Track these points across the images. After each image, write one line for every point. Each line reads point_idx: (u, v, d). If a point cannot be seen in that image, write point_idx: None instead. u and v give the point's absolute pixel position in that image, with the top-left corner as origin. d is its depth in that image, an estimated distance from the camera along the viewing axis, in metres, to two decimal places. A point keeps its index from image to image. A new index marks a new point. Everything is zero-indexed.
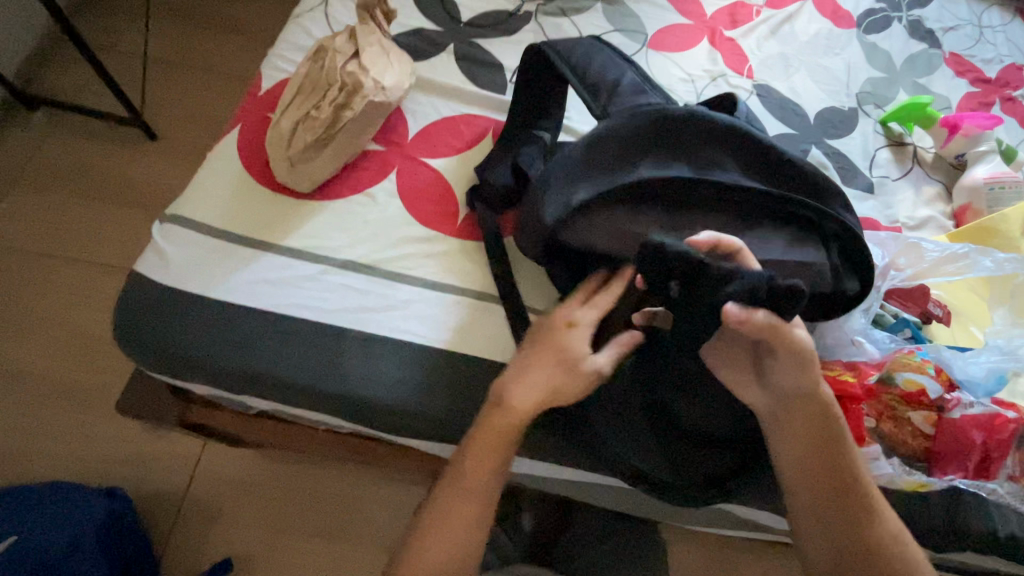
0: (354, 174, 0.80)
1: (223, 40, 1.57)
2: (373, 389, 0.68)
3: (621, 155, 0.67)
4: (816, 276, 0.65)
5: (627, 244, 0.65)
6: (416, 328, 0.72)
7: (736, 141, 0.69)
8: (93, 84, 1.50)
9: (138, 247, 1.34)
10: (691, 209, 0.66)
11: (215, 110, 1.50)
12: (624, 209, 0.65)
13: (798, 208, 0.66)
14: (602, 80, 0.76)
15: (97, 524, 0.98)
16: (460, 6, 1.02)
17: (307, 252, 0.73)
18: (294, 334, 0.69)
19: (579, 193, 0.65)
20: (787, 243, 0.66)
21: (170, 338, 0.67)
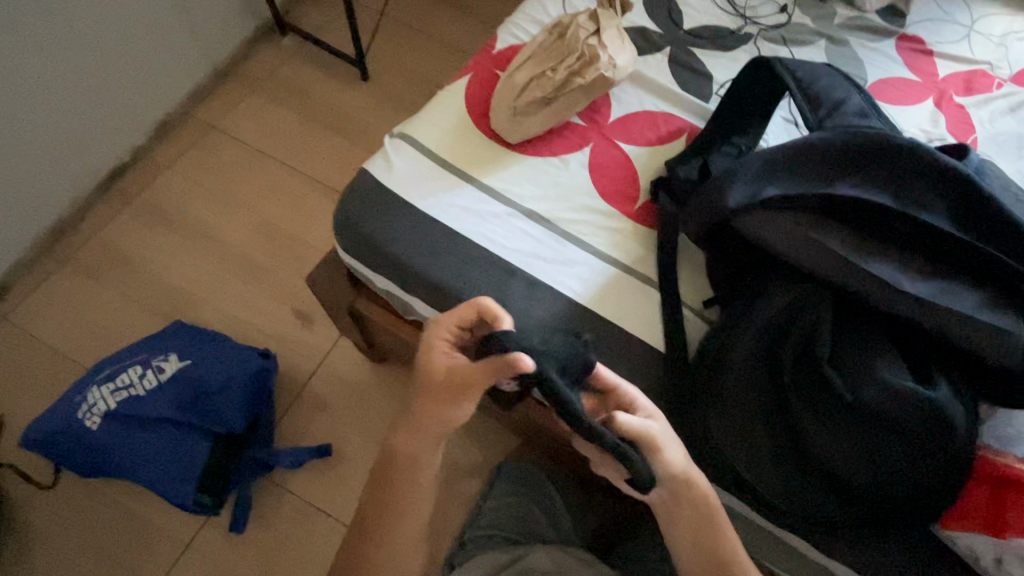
0: (554, 137, 0.87)
1: (447, 12, 1.77)
2: (525, 326, 0.74)
3: (822, 166, 0.67)
4: (1012, 349, 0.59)
5: (803, 254, 0.64)
6: (575, 287, 0.77)
7: (955, 188, 0.65)
8: (335, 24, 1.75)
9: (331, 165, 1.55)
10: (879, 240, 0.64)
11: (424, 68, 1.68)
12: (809, 219, 0.65)
13: (1006, 269, 0.61)
14: (826, 95, 0.79)
15: (246, 376, 1.13)
16: (684, 15, 1.06)
17: (500, 193, 0.81)
18: (472, 258, 0.77)
19: (769, 190, 0.66)
20: (981, 302, 0.61)
21: (378, 231, 0.78)
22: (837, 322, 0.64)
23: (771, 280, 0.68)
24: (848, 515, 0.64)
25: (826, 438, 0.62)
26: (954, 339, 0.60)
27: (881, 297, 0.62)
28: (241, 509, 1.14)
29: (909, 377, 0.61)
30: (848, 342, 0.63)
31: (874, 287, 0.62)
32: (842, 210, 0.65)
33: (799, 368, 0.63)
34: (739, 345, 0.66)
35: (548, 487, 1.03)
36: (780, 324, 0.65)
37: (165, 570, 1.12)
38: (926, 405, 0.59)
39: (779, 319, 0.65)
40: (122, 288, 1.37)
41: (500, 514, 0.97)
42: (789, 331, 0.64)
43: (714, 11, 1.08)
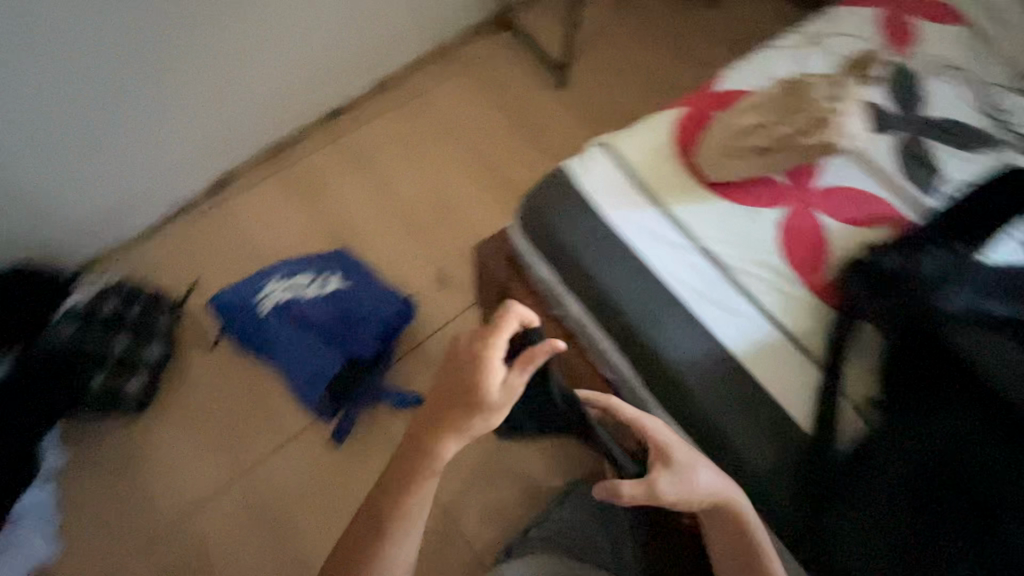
0: (752, 187, 0.86)
1: (656, 50, 1.84)
2: (674, 358, 0.75)
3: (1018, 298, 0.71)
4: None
5: (979, 379, 0.67)
6: (734, 338, 0.76)
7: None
8: (551, 34, 1.89)
9: (510, 157, 1.67)
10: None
11: (619, 96, 1.77)
12: (995, 348, 0.67)
13: None
14: None
15: (388, 314, 1.28)
16: (928, 104, 0.98)
17: (684, 226, 0.83)
18: (641, 278, 0.79)
19: (960, 306, 0.69)
20: None
21: (561, 226, 0.83)
22: (1001, 456, 0.64)
23: (942, 392, 0.69)
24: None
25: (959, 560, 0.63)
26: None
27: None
28: (344, 426, 1.27)
29: None
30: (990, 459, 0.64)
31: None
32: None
33: (948, 485, 0.65)
34: (893, 441, 0.68)
35: (612, 516, 1.03)
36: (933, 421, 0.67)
37: (269, 451, 1.28)
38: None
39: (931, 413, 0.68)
40: (309, 207, 1.59)
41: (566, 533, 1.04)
42: (949, 445, 0.66)
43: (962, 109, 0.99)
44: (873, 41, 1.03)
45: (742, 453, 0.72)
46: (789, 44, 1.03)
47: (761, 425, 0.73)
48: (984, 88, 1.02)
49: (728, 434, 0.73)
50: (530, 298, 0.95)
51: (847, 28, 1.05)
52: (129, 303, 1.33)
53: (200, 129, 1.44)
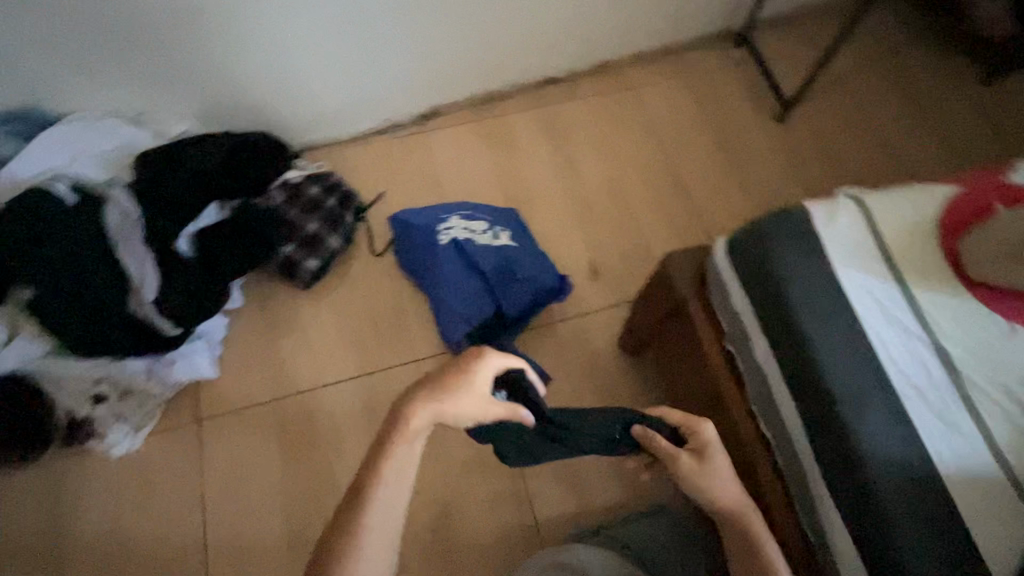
0: (1015, 302, 0.75)
1: (893, 116, 1.69)
2: (865, 444, 0.69)
3: None
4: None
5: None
6: (940, 451, 0.69)
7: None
8: (784, 67, 1.78)
9: (700, 177, 1.62)
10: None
11: (836, 151, 1.65)
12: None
13: None
14: None
15: (542, 285, 1.34)
16: None
17: (922, 313, 0.75)
18: (855, 350, 0.74)
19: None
20: None
21: (782, 266, 0.78)
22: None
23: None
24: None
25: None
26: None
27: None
28: None
29: None
30: None
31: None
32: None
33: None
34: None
35: (692, 551, 1.00)
36: None
37: (394, 364, 1.40)
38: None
39: None
40: (494, 157, 1.65)
41: (648, 542, 1.02)
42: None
43: None
44: None
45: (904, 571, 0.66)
46: None
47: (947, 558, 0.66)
48: None
49: (908, 554, 0.66)
50: (704, 325, 0.92)
51: None
52: (328, 193, 1.50)
53: (436, 61, 1.54)
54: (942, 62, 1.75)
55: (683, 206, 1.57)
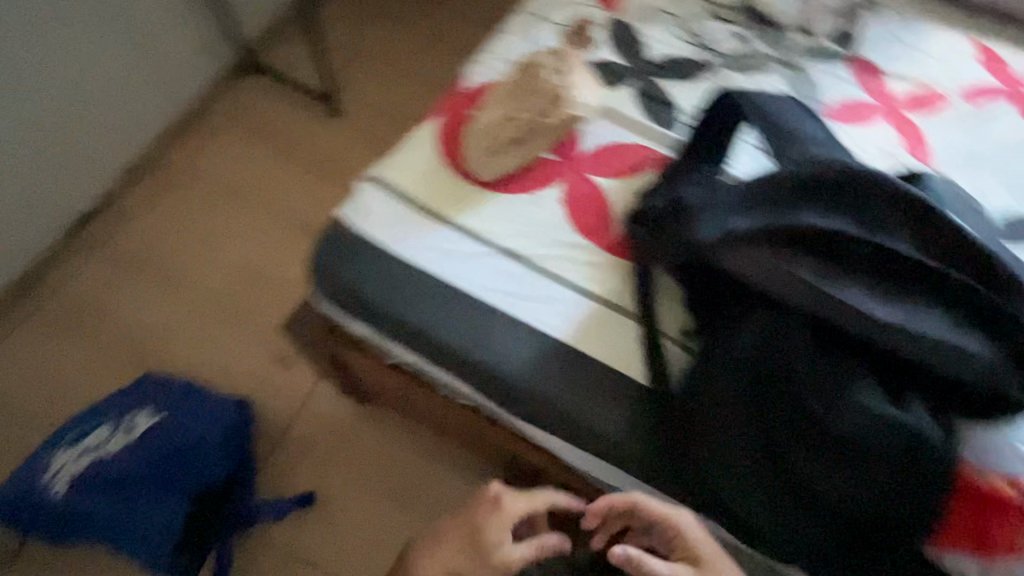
0: (532, 175, 0.88)
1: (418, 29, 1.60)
2: (510, 368, 0.74)
3: (791, 197, 0.67)
4: (976, 376, 0.60)
5: (777, 287, 0.64)
6: (557, 325, 0.76)
7: (918, 207, 0.65)
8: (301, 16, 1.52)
9: (308, 189, 1.42)
10: (856, 266, 0.64)
11: (404, 80, 1.54)
12: (781, 251, 0.65)
13: (976, 291, 0.62)
14: (786, 126, 0.80)
15: (224, 427, 1.10)
16: (649, 49, 1.10)
17: (477, 234, 0.81)
18: (451, 303, 0.77)
19: (736, 222, 0.66)
20: (949, 326, 0.61)
21: (357, 282, 0.78)
22: (813, 360, 0.63)
23: (753, 316, 0.66)
24: (834, 535, 0.65)
25: (813, 467, 0.63)
26: (939, 362, 0.60)
27: (856, 326, 0.62)
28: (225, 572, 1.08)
29: (885, 401, 0.61)
30: (825, 371, 0.62)
31: (848, 313, 0.62)
32: (812, 237, 0.65)
33: (796, 404, 0.63)
34: (725, 376, 0.66)
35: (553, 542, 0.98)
36: (782, 347, 0.64)
37: None
38: (924, 427, 0.60)
39: (782, 343, 0.64)
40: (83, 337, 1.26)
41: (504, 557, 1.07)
42: (771, 365, 0.64)
43: (675, 44, 1.12)
44: (589, 5, 1.12)
45: (605, 433, 0.72)
46: (520, 28, 1.08)
47: (621, 402, 0.73)
48: (690, 21, 1.16)
49: (588, 421, 0.72)
50: (359, 356, 0.89)
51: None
52: None
53: None
54: None
55: (314, 223, 1.35)
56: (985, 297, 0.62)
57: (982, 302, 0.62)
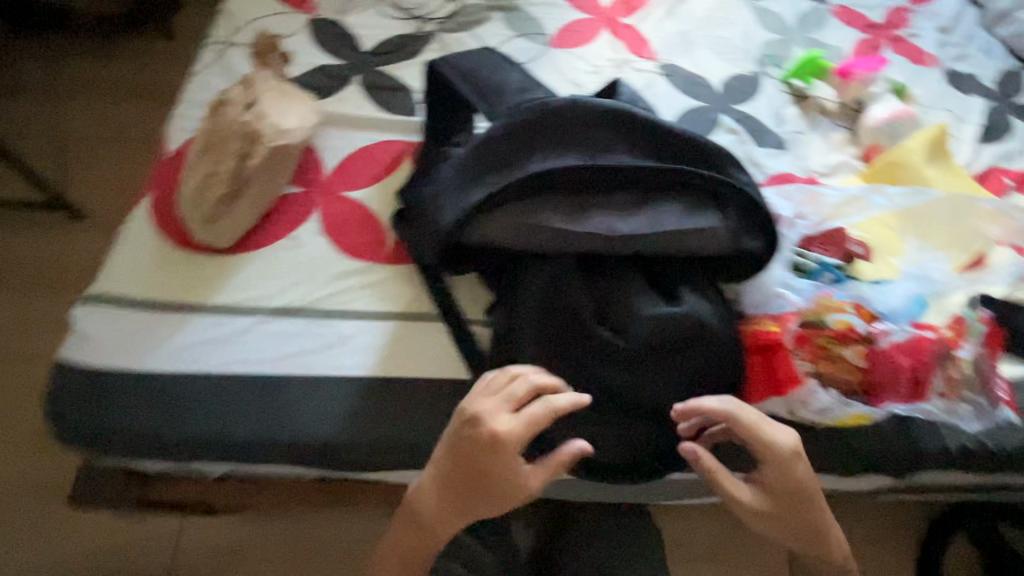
0: (279, 217, 0.80)
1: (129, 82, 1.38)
2: (328, 430, 0.66)
3: (512, 154, 0.66)
4: (720, 246, 0.66)
5: (535, 240, 0.65)
6: (360, 362, 0.70)
7: (623, 120, 0.68)
8: None
9: (42, 302, 1.12)
10: (594, 192, 0.66)
11: (131, 137, 1.31)
12: (523, 206, 0.65)
13: (694, 176, 0.66)
14: (493, 79, 0.77)
15: None
16: (362, 37, 1.05)
17: (238, 307, 0.72)
18: (235, 395, 0.67)
19: (474, 195, 0.65)
20: (684, 214, 0.66)
21: (112, 423, 0.65)
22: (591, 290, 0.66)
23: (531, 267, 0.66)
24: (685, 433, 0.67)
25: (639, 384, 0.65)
26: (687, 248, 0.65)
27: (612, 247, 0.64)
28: None
29: (660, 301, 0.65)
30: (603, 295, 0.66)
31: (602, 239, 0.64)
32: (545, 182, 0.65)
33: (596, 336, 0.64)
34: (531, 340, 0.66)
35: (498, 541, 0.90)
36: (565, 289, 0.65)
37: None
38: (699, 306, 0.65)
39: (561, 287, 0.65)
40: None
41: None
42: (562, 312, 0.65)
43: (386, 23, 1.08)
44: (281, 13, 1.05)
45: None
46: (209, 58, 0.95)
47: (455, 407, 0.70)
48: None
49: (428, 444, 0.68)
50: (176, 484, 0.79)
51: (256, 10, 1.04)
52: None
53: None
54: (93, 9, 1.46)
55: None
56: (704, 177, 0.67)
57: (705, 181, 0.66)
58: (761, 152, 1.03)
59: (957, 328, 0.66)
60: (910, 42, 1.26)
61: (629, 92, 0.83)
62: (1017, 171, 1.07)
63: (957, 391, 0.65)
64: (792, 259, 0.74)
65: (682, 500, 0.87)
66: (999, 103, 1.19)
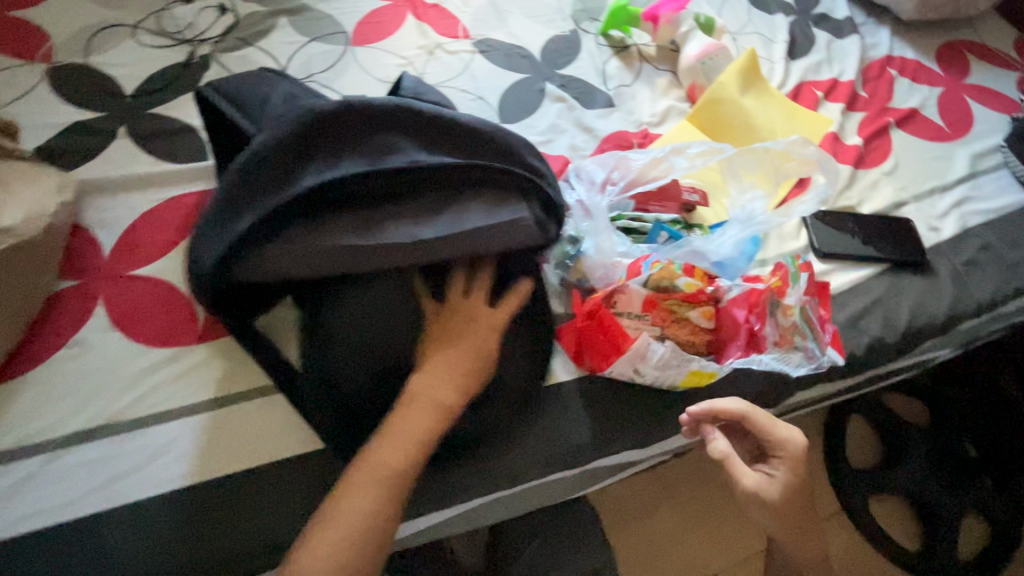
0: (51, 324, 0.67)
1: None
2: (164, 558, 0.57)
3: (282, 169, 0.58)
4: (532, 234, 0.61)
5: (324, 264, 0.57)
6: (190, 467, 0.61)
7: (411, 117, 0.62)
8: None
9: None
10: (387, 201, 0.59)
11: None
12: (303, 228, 0.57)
13: (487, 168, 0.62)
14: (261, 96, 0.69)
15: None
16: (121, 78, 0.89)
17: (18, 448, 0.60)
18: (34, 555, 0.55)
19: (242, 223, 0.56)
20: (487, 209, 0.61)
21: None
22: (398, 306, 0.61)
23: (334, 295, 0.60)
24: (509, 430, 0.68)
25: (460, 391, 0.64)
26: (496, 246, 0.60)
27: (414, 257, 0.57)
28: None
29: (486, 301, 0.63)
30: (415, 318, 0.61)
31: (402, 252, 0.57)
32: (324, 197, 0.57)
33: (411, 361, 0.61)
34: (346, 373, 0.60)
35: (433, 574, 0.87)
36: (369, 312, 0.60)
37: None
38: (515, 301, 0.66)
39: (368, 308, 0.59)
40: None
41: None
42: (376, 341, 0.60)
43: (149, 54, 0.92)
44: (10, 67, 0.87)
45: None
46: None
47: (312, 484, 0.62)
48: (150, 24, 0.96)
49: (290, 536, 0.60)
50: None
51: None
52: None
53: None
54: None
55: None
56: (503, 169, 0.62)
57: (503, 172, 0.62)
58: (592, 115, 1.00)
59: (782, 274, 0.65)
60: None
61: (414, 84, 0.77)
62: (826, 80, 1.12)
63: (790, 338, 0.64)
64: (627, 224, 0.72)
65: (602, 483, 0.81)
66: (801, 16, 1.24)
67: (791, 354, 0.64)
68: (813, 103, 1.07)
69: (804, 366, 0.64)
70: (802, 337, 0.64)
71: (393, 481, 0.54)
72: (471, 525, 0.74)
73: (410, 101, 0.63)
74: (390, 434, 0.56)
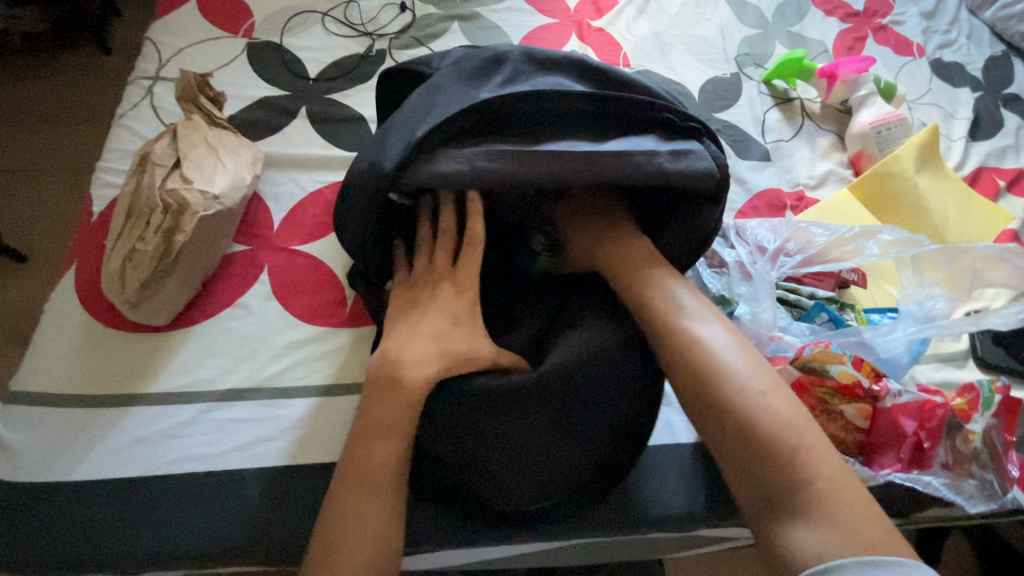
0: (221, 283, 0.73)
1: (71, 127, 1.31)
2: (285, 529, 0.59)
3: (458, 89, 0.58)
4: (707, 167, 0.57)
5: (502, 162, 0.54)
6: (321, 446, 0.64)
7: (577, 63, 0.61)
8: None
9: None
10: (561, 125, 0.57)
11: (70, 180, 1.25)
12: (482, 137, 0.55)
13: (657, 108, 0.59)
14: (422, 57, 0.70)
15: None
16: (307, 61, 0.95)
17: (180, 394, 0.65)
18: (180, 498, 0.60)
19: (419, 130, 0.54)
20: (665, 147, 0.57)
21: (32, 551, 0.56)
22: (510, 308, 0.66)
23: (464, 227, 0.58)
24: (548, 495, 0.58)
25: (464, 386, 0.56)
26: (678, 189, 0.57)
27: (590, 171, 0.54)
28: None
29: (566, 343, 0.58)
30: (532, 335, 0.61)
31: (577, 169, 0.54)
32: (495, 112, 0.55)
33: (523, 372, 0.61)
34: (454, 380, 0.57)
35: None
36: None
37: None
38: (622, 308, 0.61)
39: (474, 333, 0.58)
40: None
41: None
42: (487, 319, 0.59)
43: (334, 42, 0.99)
44: (217, 38, 0.95)
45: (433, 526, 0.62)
46: (134, 98, 0.86)
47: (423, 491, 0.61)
48: (339, 13, 1.02)
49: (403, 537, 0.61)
50: None
51: (186, 37, 0.94)
52: None
53: None
54: (30, 53, 1.39)
55: None
56: (675, 112, 0.60)
57: (676, 114, 0.59)
58: (746, 166, 0.97)
59: (972, 396, 0.60)
60: (895, 29, 1.20)
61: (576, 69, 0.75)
62: (1010, 168, 1.02)
63: (966, 465, 0.59)
64: (784, 294, 0.70)
65: (694, 550, 0.76)
66: (989, 93, 1.13)
67: (965, 484, 0.58)
68: (992, 194, 0.98)
69: (977, 499, 0.58)
70: (981, 467, 0.58)
71: (385, 484, 0.51)
72: (572, 558, 0.73)
73: (577, 54, 0.63)
74: (383, 426, 0.52)
